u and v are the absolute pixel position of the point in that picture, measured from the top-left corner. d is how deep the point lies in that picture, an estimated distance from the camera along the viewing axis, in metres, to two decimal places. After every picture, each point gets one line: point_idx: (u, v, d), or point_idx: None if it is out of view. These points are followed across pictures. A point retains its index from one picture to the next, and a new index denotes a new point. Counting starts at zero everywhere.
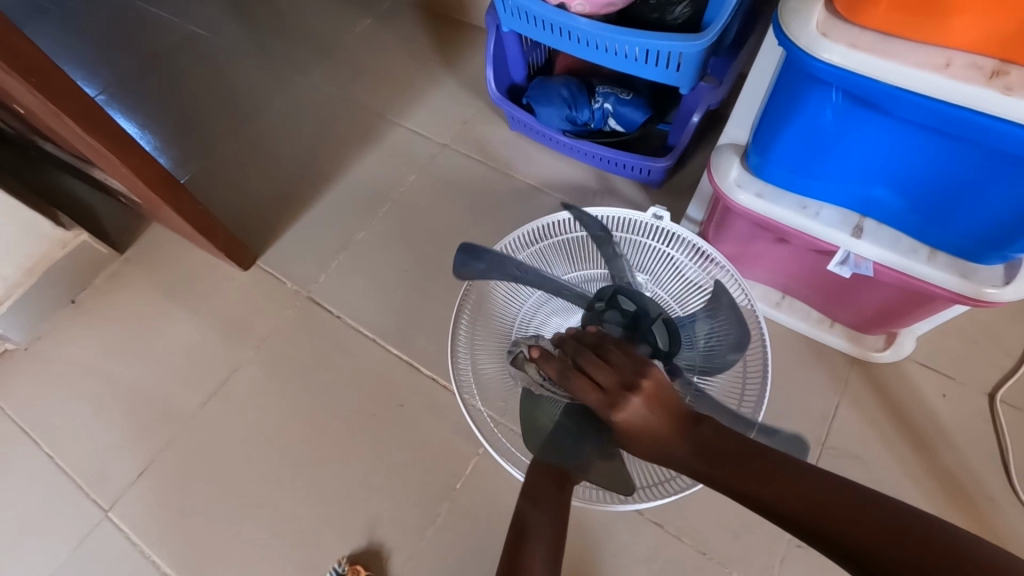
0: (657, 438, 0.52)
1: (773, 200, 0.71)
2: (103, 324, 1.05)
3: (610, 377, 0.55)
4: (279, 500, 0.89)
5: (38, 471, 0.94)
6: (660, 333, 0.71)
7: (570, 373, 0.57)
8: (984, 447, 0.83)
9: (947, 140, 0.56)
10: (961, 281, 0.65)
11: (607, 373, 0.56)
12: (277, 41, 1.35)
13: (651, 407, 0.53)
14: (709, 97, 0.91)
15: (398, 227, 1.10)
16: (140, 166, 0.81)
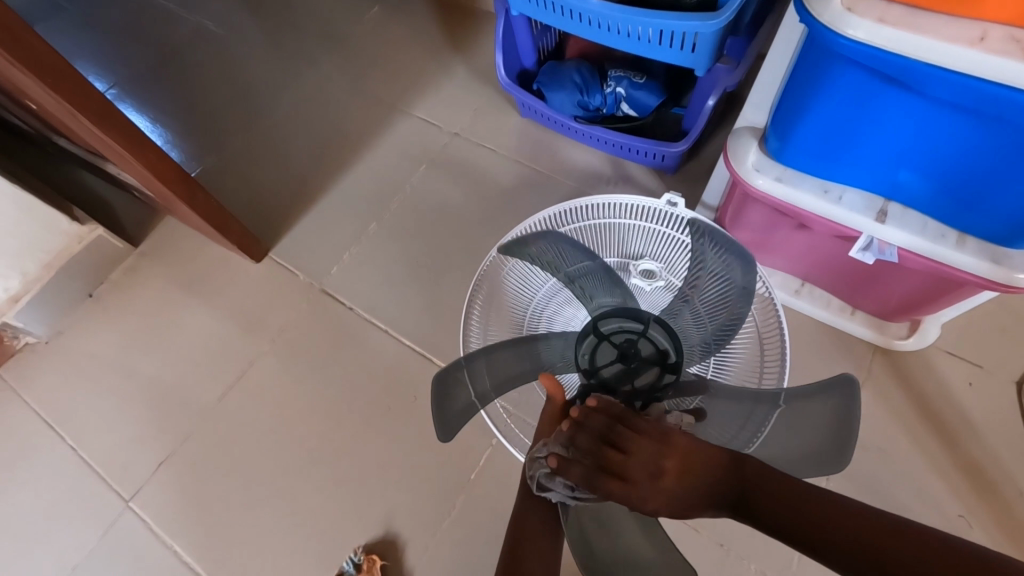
0: (711, 497, 0.52)
1: (793, 184, 0.69)
2: (121, 318, 1.06)
3: (638, 468, 0.53)
4: (296, 491, 0.90)
5: (62, 462, 0.96)
6: (659, 338, 0.74)
7: (603, 481, 0.52)
8: (1013, 437, 0.81)
9: (981, 119, 0.53)
10: (992, 266, 0.63)
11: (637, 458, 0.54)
12: (286, 32, 1.35)
13: (682, 477, 0.53)
14: (726, 79, 0.87)
15: (410, 218, 1.09)
16: (153, 161, 0.80)
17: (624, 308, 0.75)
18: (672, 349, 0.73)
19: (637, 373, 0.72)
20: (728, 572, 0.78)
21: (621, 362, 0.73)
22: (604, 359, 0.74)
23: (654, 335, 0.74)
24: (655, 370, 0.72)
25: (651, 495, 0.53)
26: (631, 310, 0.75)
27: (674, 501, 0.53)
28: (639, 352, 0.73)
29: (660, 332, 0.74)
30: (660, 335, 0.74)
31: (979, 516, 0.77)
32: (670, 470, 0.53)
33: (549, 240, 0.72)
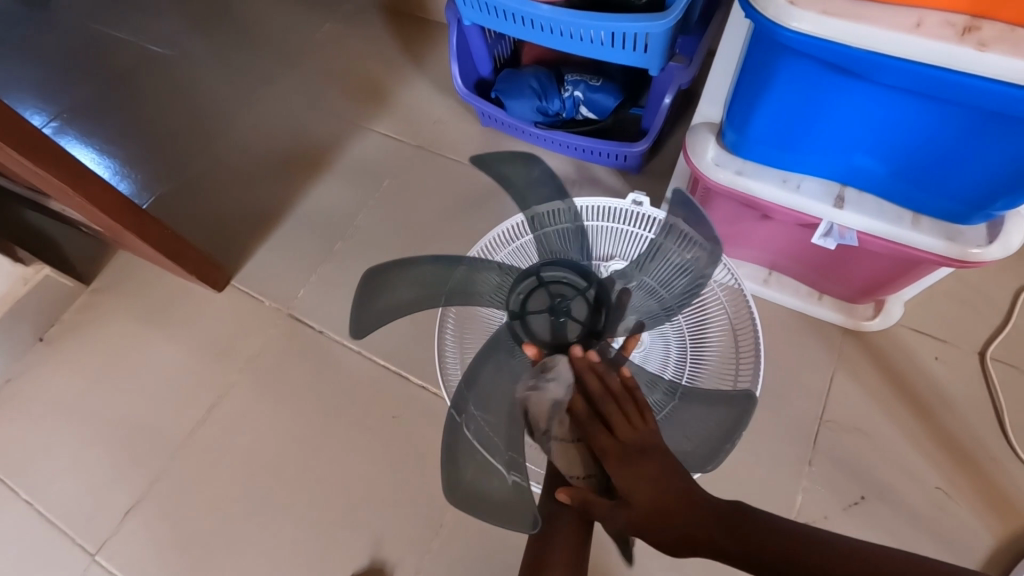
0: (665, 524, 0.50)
1: (753, 176, 0.70)
2: (76, 361, 1.01)
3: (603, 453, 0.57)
4: (275, 526, 0.87)
5: (19, 520, 0.90)
6: (563, 276, 0.77)
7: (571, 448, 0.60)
8: (980, 406, 0.84)
9: (926, 102, 0.55)
10: (947, 243, 0.64)
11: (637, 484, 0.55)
12: (237, 53, 1.31)
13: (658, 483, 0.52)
14: (680, 77, 0.89)
15: (377, 233, 1.07)
16: (96, 193, 0.77)
17: (514, 287, 0.77)
18: (581, 271, 0.77)
19: (575, 310, 0.75)
20: (722, 565, 0.78)
21: (551, 314, 0.75)
22: (542, 328, 0.74)
23: (555, 277, 0.77)
24: (575, 295, 0.76)
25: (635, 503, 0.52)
26: (518, 279, 0.77)
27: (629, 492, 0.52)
28: (567, 302, 0.75)
29: (558, 273, 0.77)
30: (560, 275, 0.77)
31: (957, 486, 0.79)
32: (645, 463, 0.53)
33: (391, 286, 0.85)
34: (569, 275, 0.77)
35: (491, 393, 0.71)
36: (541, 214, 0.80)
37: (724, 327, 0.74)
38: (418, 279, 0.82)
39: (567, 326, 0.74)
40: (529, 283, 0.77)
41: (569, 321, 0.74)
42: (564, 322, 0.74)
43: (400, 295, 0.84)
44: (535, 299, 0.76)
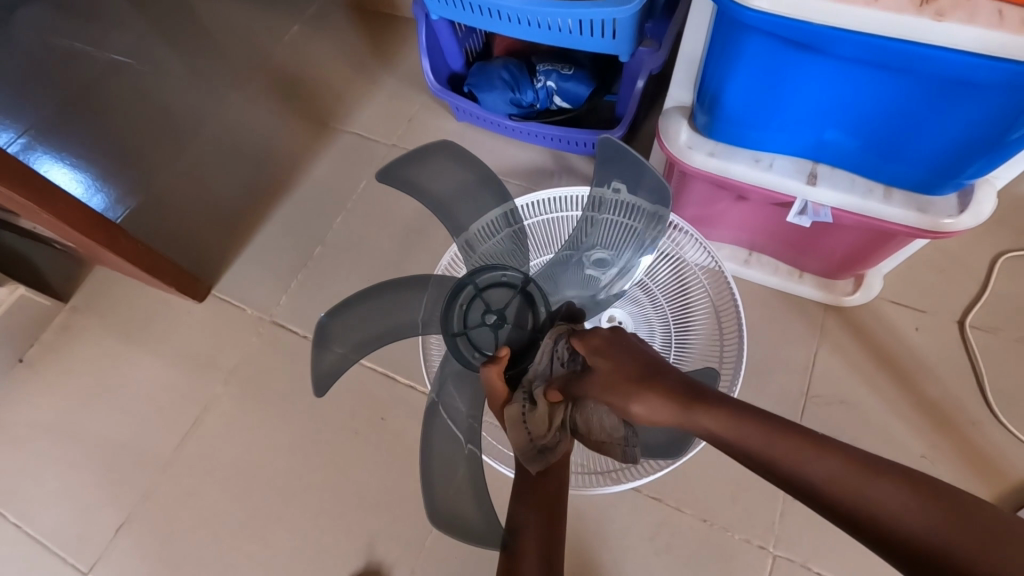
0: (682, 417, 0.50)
1: (726, 157, 0.70)
2: (59, 380, 0.99)
3: (616, 374, 0.53)
4: (269, 533, 0.86)
5: (10, 543, 0.89)
6: (500, 279, 0.72)
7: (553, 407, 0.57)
8: (961, 373, 0.85)
9: (889, 73, 0.55)
10: (919, 214, 0.65)
11: (657, 412, 0.50)
12: (206, 60, 1.29)
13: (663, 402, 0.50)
14: (651, 62, 0.89)
15: (356, 235, 1.06)
16: (64, 210, 0.76)
17: (454, 304, 0.70)
18: (518, 281, 0.72)
19: (518, 317, 0.71)
20: (716, 545, 0.79)
21: (491, 322, 0.70)
22: (484, 338, 0.70)
23: (492, 283, 0.72)
24: (514, 297, 0.72)
25: (689, 420, 0.48)
26: (452, 294, 0.70)
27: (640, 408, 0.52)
28: (503, 311, 0.71)
29: (495, 276, 0.72)
30: (496, 278, 0.72)
31: (941, 452, 0.81)
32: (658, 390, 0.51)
33: (332, 338, 0.67)
34: (506, 276, 0.73)
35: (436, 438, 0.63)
36: (475, 234, 0.74)
37: (708, 309, 0.75)
38: (358, 324, 0.68)
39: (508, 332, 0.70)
40: (467, 294, 0.71)
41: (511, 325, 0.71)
42: (503, 330, 0.70)
43: (350, 343, 0.68)
44: (471, 311, 0.71)
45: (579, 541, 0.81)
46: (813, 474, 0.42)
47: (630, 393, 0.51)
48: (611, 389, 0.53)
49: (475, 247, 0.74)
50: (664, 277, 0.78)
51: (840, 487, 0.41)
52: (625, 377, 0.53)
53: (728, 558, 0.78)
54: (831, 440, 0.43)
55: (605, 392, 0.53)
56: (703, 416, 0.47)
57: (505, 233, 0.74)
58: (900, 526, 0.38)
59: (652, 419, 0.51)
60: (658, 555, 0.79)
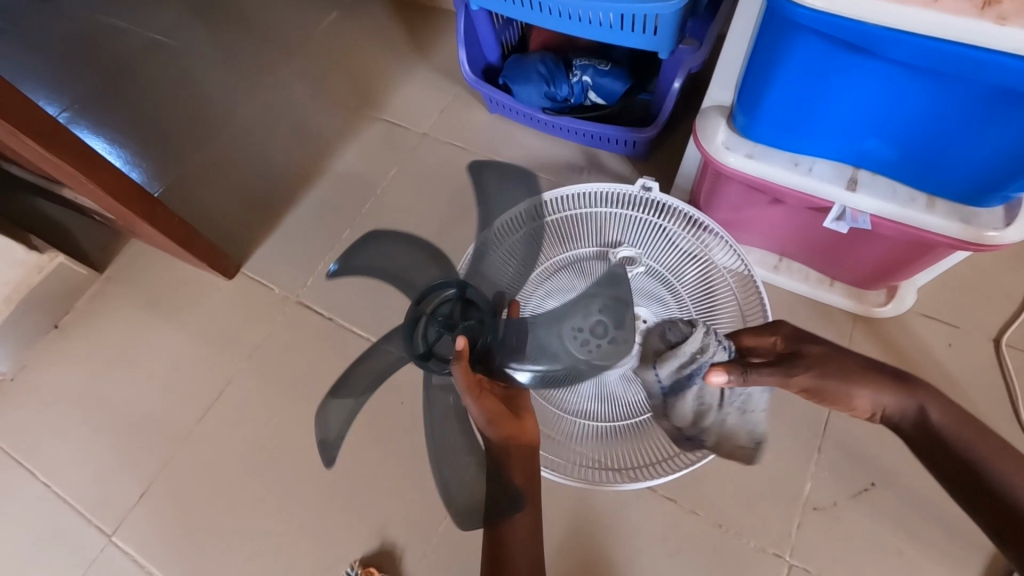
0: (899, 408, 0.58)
1: (764, 159, 0.69)
2: (90, 347, 1.02)
3: (827, 367, 0.59)
4: (285, 508, 0.88)
5: (37, 502, 0.92)
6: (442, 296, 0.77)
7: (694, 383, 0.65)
8: (994, 394, 0.83)
9: (943, 80, 0.53)
10: (962, 226, 0.63)
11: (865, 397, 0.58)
12: (245, 43, 1.31)
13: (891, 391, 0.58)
14: (690, 60, 0.88)
15: (385, 221, 1.07)
16: (108, 180, 0.78)
17: (410, 335, 0.76)
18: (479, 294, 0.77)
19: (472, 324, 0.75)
20: (729, 551, 0.78)
21: (446, 332, 0.75)
22: (447, 347, 0.75)
23: (436, 304, 0.77)
24: (456, 305, 0.76)
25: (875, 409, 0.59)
26: (410, 325, 0.76)
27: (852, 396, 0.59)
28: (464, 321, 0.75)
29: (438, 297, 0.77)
30: (438, 297, 0.77)
31: None
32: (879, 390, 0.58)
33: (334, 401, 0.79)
34: (465, 291, 0.77)
35: (433, 416, 0.74)
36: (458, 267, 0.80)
37: (733, 310, 0.75)
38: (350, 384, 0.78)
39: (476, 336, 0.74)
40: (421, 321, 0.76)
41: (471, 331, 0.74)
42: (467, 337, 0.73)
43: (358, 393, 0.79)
44: (432, 330, 0.75)
45: (591, 537, 0.81)
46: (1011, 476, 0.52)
47: (853, 378, 0.58)
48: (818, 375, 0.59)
49: (501, 240, 0.79)
50: (691, 277, 0.76)
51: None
52: (849, 368, 0.59)
53: (740, 563, 0.77)
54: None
55: (828, 381, 0.59)
56: (932, 407, 0.57)
57: (529, 226, 0.79)
58: None
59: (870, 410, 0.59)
60: (669, 556, 0.79)
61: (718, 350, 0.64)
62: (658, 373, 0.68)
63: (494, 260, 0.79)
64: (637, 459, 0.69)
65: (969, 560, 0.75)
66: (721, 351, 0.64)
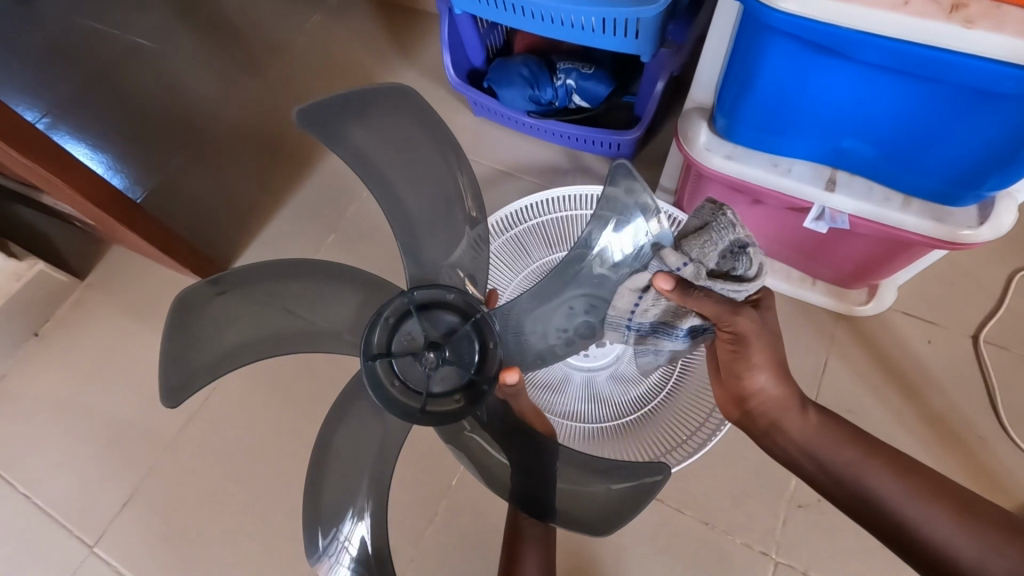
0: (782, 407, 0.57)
1: (744, 160, 0.70)
2: (71, 355, 1.01)
3: (763, 342, 0.55)
4: (271, 516, 0.87)
5: (17, 513, 0.90)
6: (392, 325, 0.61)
7: (697, 288, 0.53)
8: (972, 390, 0.84)
9: (915, 81, 0.54)
10: (937, 225, 0.65)
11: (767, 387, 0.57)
12: (228, 47, 1.30)
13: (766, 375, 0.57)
14: (671, 63, 0.90)
15: (371, 225, 1.07)
16: (85, 186, 0.77)
17: (382, 390, 0.60)
18: (432, 294, 0.63)
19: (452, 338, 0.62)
20: (716, 550, 0.78)
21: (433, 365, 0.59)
22: (446, 380, 0.60)
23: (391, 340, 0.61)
24: (418, 322, 0.61)
25: (747, 397, 0.58)
26: (377, 387, 0.59)
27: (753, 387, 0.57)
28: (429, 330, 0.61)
29: (383, 330, 0.61)
30: (382, 330, 0.61)
31: (948, 467, 0.80)
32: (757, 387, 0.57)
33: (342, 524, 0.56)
34: (414, 297, 0.62)
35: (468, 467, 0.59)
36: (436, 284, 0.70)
37: None
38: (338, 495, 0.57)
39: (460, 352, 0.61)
40: (383, 371, 0.60)
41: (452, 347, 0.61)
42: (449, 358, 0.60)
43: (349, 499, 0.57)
44: (399, 364, 0.61)
45: (579, 539, 0.81)
46: (928, 518, 0.49)
47: (776, 363, 0.56)
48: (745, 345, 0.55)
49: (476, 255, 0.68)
50: None
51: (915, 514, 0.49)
52: (778, 356, 0.56)
53: (726, 561, 0.78)
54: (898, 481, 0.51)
55: (755, 353, 0.55)
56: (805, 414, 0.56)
57: (488, 247, 0.68)
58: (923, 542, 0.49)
59: (761, 396, 0.57)
60: (657, 555, 0.79)
61: (743, 291, 0.53)
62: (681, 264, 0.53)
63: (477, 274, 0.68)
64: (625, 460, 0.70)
65: None
66: (742, 293, 0.54)
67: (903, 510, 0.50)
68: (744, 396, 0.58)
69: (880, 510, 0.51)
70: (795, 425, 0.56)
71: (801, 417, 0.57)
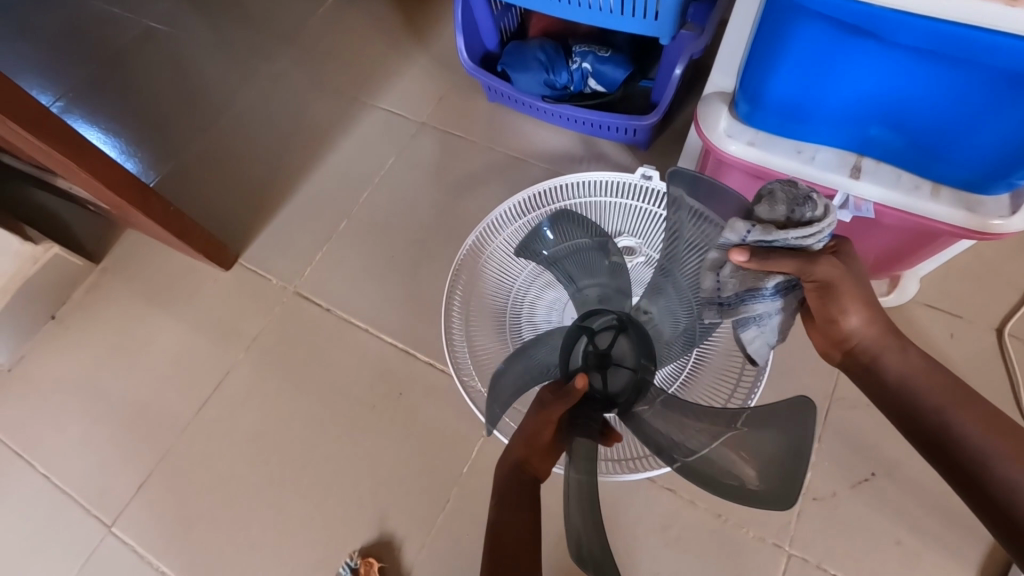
0: (872, 350, 0.53)
1: (766, 147, 0.68)
2: (86, 339, 1.02)
3: (850, 283, 0.51)
4: (283, 499, 0.88)
5: (36, 493, 0.92)
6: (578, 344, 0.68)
7: (772, 244, 0.49)
8: (995, 384, 0.82)
9: (952, 64, 0.52)
10: (967, 214, 0.63)
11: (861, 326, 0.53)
12: (239, 31, 1.29)
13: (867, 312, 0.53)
14: (692, 47, 0.87)
15: (382, 211, 1.06)
16: (101, 170, 0.77)
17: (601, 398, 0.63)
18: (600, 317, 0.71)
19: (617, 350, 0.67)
20: (728, 541, 0.78)
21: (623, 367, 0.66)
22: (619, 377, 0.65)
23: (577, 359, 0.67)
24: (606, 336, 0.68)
25: (840, 340, 0.54)
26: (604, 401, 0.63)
27: (850, 338, 0.53)
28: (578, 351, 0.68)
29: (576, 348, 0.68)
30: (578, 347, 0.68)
31: None
32: (850, 338, 0.53)
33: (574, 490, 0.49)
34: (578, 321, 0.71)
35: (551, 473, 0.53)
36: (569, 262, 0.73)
37: None
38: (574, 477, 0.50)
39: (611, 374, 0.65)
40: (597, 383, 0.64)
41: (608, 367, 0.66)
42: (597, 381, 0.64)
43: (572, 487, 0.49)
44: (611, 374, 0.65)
45: None
46: (1014, 475, 0.46)
47: (866, 300, 0.52)
48: (829, 287, 0.51)
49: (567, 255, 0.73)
50: None
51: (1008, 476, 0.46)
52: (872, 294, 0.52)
53: (740, 554, 0.77)
54: (1012, 434, 0.47)
55: (843, 294, 0.51)
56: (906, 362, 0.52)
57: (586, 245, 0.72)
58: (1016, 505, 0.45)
59: (855, 336, 0.53)
60: (669, 546, 0.79)
61: (819, 236, 0.49)
62: (750, 229, 0.50)
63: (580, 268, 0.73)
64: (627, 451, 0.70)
65: (967, 551, 0.75)
66: (819, 241, 0.50)
67: (988, 464, 0.47)
68: (844, 338, 0.54)
69: (959, 462, 0.48)
70: (890, 366, 0.52)
71: (901, 353, 0.53)
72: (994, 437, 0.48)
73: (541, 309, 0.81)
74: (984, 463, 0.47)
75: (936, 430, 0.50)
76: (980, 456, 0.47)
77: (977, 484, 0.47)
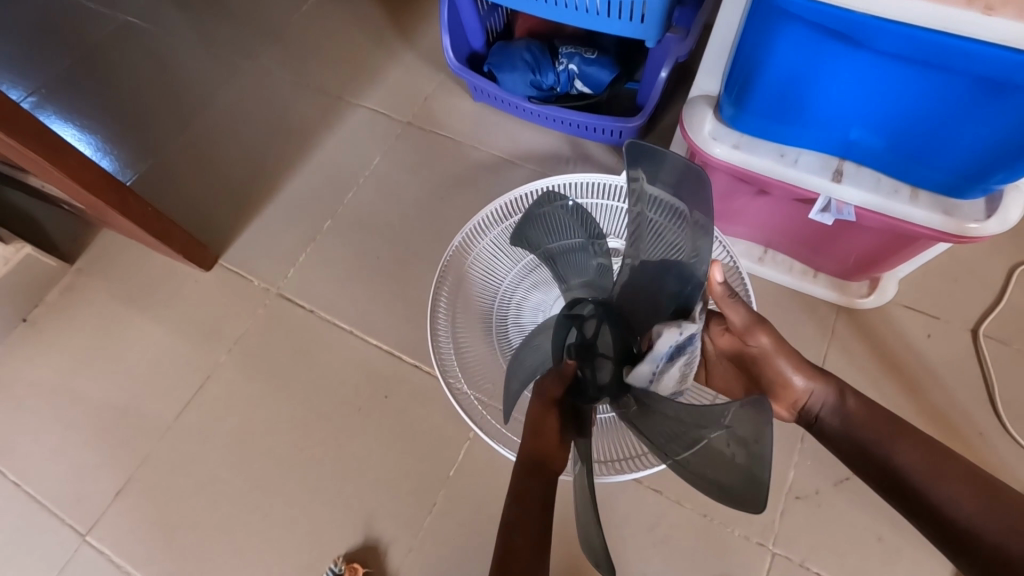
0: (817, 402, 0.60)
1: (750, 150, 0.69)
2: (61, 342, 0.99)
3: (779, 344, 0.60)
4: (266, 505, 0.86)
5: (7, 501, 0.89)
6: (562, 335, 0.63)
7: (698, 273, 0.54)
8: (971, 383, 0.84)
9: (930, 70, 0.53)
10: (944, 218, 0.64)
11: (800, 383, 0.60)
12: (220, 27, 1.27)
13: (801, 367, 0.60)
14: (677, 49, 0.88)
15: (367, 211, 1.05)
16: (75, 168, 0.74)
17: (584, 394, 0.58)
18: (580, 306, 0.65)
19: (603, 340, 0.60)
20: (714, 541, 0.79)
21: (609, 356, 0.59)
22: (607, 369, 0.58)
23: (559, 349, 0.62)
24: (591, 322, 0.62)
25: (790, 399, 0.61)
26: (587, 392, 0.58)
27: (795, 396, 0.61)
28: (565, 343, 0.62)
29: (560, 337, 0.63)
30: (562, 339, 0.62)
31: None
32: (795, 394, 0.61)
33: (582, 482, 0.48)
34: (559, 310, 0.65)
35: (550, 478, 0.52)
36: (554, 252, 0.69)
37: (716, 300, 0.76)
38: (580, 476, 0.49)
39: (599, 364, 0.59)
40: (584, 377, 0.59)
41: (596, 356, 0.60)
42: (586, 372, 0.58)
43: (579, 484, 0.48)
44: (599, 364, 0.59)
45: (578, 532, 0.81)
46: (955, 498, 0.49)
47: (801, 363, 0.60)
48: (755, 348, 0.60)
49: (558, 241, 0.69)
50: None
51: (951, 499, 0.49)
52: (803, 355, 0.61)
53: (725, 553, 0.78)
54: (946, 459, 0.52)
55: (775, 356, 0.60)
56: (850, 401, 0.58)
57: (575, 230, 0.67)
58: (970, 525, 0.48)
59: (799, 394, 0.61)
60: (656, 546, 0.79)
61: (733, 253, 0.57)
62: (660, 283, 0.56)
63: (571, 261, 0.70)
64: (617, 452, 0.70)
65: None
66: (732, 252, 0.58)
67: (929, 492, 0.51)
68: (797, 400, 0.61)
69: (909, 494, 0.52)
70: (828, 417, 0.59)
71: (840, 398, 0.59)
72: (924, 460, 0.52)
73: (528, 310, 0.81)
74: (927, 493, 0.51)
75: (882, 467, 0.54)
76: (923, 487, 0.51)
77: (930, 512, 0.50)
